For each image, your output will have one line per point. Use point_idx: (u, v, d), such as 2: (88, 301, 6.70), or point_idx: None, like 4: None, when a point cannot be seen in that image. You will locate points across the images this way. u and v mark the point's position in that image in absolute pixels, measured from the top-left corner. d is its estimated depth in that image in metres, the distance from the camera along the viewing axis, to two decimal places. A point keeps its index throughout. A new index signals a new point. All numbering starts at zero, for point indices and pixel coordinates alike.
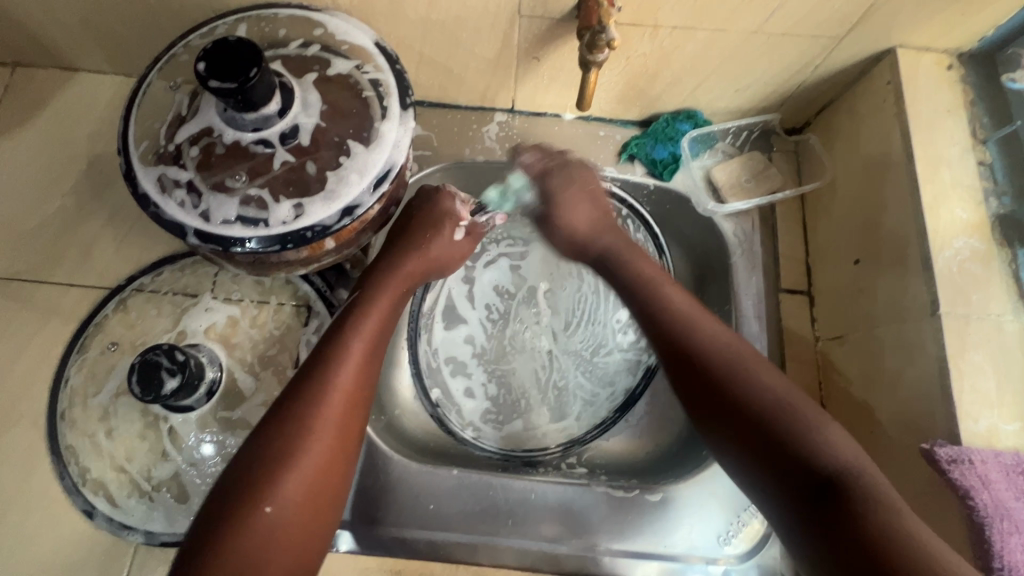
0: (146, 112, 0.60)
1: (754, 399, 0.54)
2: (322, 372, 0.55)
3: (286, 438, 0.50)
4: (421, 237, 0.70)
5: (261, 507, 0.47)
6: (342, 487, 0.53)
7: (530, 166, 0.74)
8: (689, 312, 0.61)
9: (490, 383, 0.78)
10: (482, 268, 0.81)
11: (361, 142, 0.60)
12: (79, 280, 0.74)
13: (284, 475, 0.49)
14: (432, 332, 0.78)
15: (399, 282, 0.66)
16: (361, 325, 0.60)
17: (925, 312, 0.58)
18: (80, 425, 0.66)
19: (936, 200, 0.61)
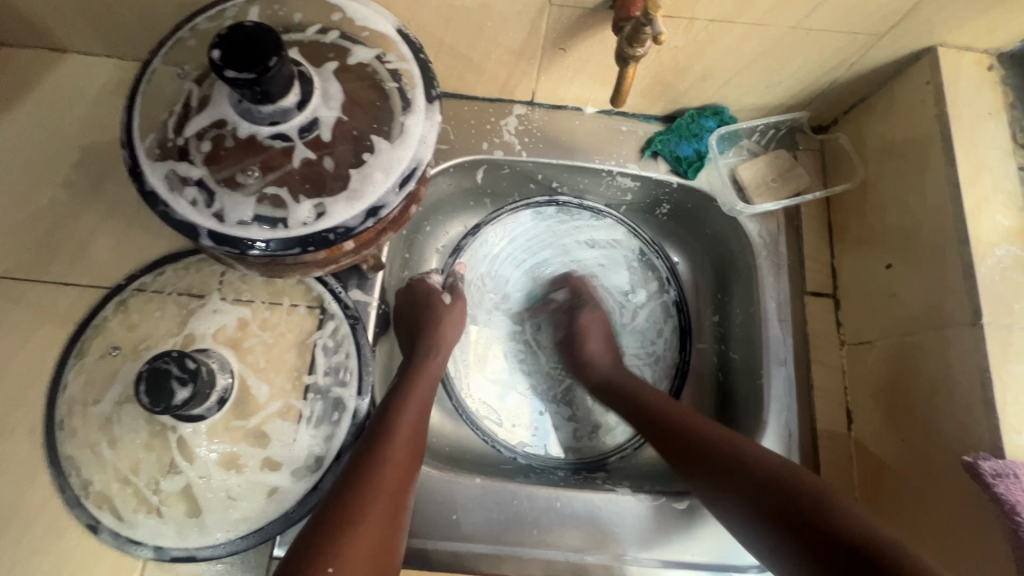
0: (150, 102, 0.56)
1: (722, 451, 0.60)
2: (374, 444, 0.58)
3: (347, 507, 0.53)
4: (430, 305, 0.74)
5: (325, 566, 0.49)
6: (396, 554, 0.54)
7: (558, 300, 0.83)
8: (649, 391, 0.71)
9: (558, 408, 0.81)
10: (484, 328, 0.83)
11: (385, 138, 0.56)
12: (75, 278, 0.69)
13: (342, 539, 0.51)
14: (483, 411, 0.79)
15: (434, 356, 0.70)
16: (408, 400, 0.63)
17: (965, 321, 0.57)
18: (81, 434, 0.62)
19: (978, 206, 0.59)
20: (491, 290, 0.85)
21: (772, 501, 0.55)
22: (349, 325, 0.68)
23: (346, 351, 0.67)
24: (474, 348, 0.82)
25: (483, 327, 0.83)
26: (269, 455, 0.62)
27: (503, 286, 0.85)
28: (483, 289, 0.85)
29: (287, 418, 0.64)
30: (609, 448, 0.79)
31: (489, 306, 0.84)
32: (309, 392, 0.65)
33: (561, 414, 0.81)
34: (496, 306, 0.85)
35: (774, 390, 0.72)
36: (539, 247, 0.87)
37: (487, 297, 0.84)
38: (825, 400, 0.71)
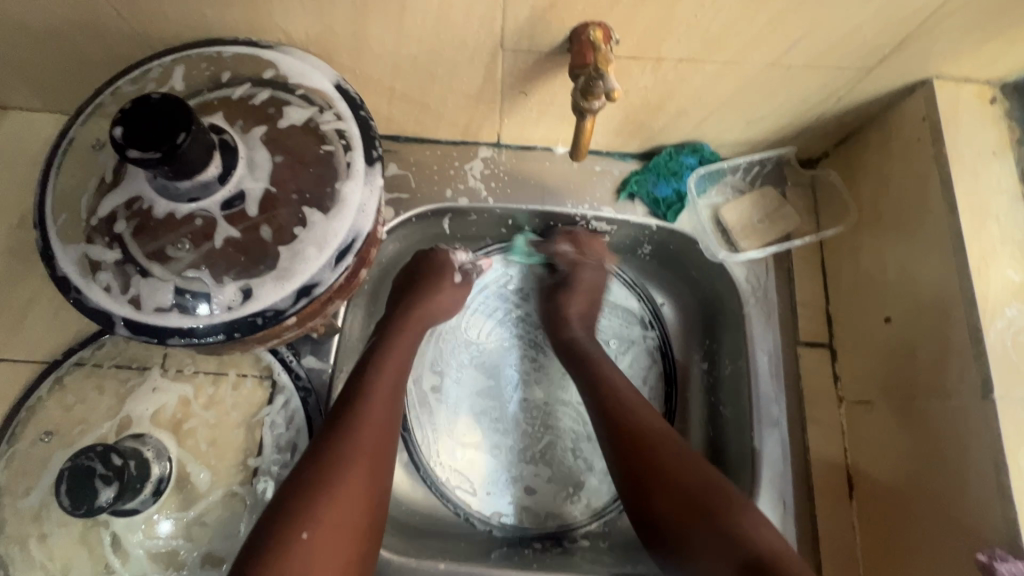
0: (66, 177, 0.51)
1: (676, 491, 0.56)
2: (348, 403, 0.56)
3: (324, 460, 0.51)
4: (434, 276, 0.70)
5: (298, 531, 0.47)
6: (380, 515, 0.53)
7: (564, 257, 0.75)
8: (628, 396, 0.64)
9: (535, 468, 0.75)
10: (457, 385, 0.77)
11: (321, 207, 0.51)
12: (11, 354, 0.65)
13: (321, 500, 0.49)
14: (455, 480, 0.73)
15: (418, 321, 0.67)
16: (390, 354, 0.61)
17: (974, 393, 0.50)
18: (10, 530, 0.58)
19: (984, 259, 0.53)
20: (456, 346, 0.78)
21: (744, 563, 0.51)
22: (300, 398, 0.64)
23: (297, 428, 0.62)
24: (440, 415, 0.75)
25: (449, 391, 0.76)
26: (210, 550, 0.57)
27: (478, 334, 0.78)
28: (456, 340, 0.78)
29: (231, 506, 0.59)
30: (590, 513, 0.73)
31: (463, 360, 0.78)
32: (256, 476, 0.60)
33: (539, 474, 0.74)
34: (461, 365, 0.77)
35: (767, 456, 0.65)
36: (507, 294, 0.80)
37: (460, 348, 0.78)
38: (822, 466, 0.65)
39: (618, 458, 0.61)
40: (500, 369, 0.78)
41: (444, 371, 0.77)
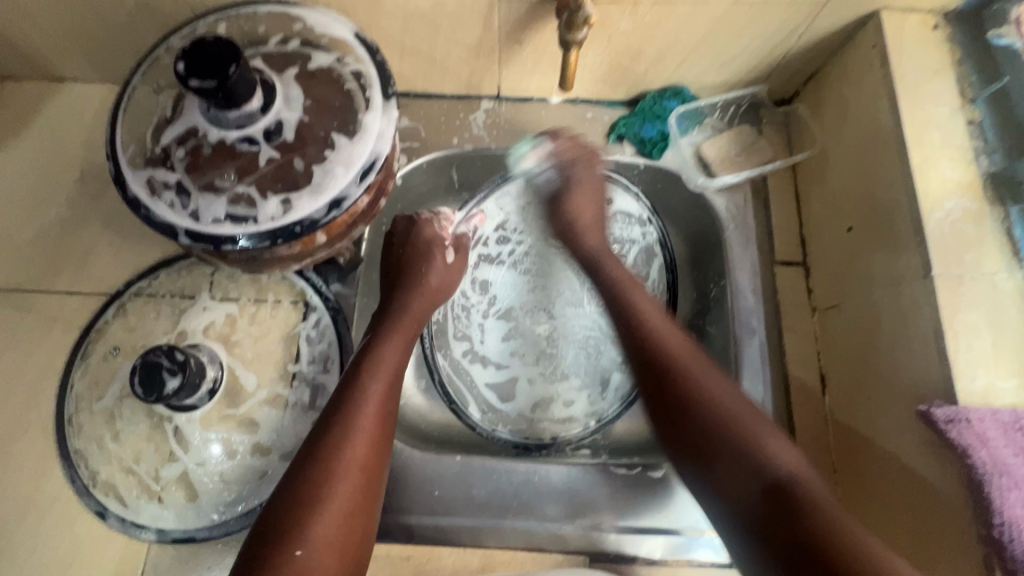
0: (132, 117, 0.61)
1: (704, 416, 0.55)
2: (339, 415, 0.56)
3: (315, 477, 0.52)
4: (414, 273, 0.71)
5: (293, 550, 0.48)
6: (370, 524, 0.54)
7: (557, 154, 0.79)
8: (656, 322, 0.64)
9: (563, 382, 0.80)
10: (482, 338, 0.81)
11: (346, 135, 0.60)
12: (78, 288, 0.75)
13: (310, 517, 0.50)
14: (498, 417, 0.78)
15: (412, 320, 0.68)
16: (377, 366, 0.61)
17: (918, 276, 0.58)
18: (87, 429, 0.67)
19: (926, 161, 0.60)
20: (473, 297, 0.83)
21: (770, 493, 0.49)
22: (331, 317, 0.72)
23: (328, 340, 0.71)
24: (475, 362, 0.80)
25: (477, 338, 0.81)
26: (258, 440, 0.67)
27: (487, 285, 0.83)
28: (467, 299, 0.82)
29: (275, 405, 0.68)
30: (619, 400, 0.79)
31: (480, 312, 0.82)
32: (295, 379, 0.69)
33: (569, 385, 0.80)
34: (483, 314, 0.82)
35: (747, 359, 0.73)
36: (507, 239, 0.85)
37: (476, 301, 0.83)
38: (797, 366, 0.72)
39: (649, 386, 0.60)
40: (517, 312, 0.82)
41: (462, 324, 0.81)
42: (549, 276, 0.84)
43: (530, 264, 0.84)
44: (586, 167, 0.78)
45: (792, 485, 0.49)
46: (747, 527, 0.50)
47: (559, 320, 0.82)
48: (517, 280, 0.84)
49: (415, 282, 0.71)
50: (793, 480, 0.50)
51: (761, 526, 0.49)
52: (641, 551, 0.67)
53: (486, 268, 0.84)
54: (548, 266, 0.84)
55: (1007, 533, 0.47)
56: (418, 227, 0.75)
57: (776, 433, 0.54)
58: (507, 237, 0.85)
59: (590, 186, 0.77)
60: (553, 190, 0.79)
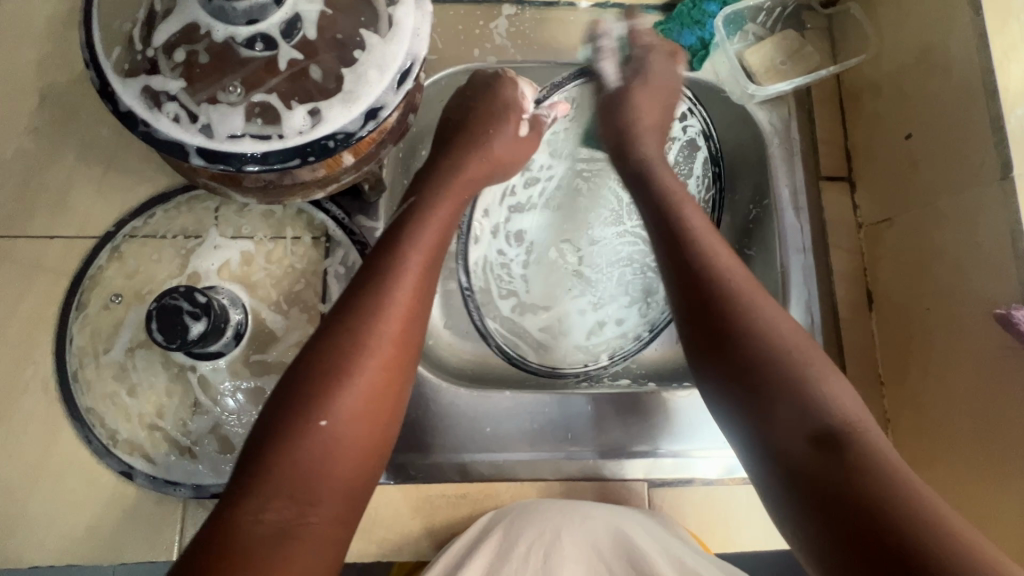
0: (110, 14, 0.50)
1: (765, 359, 0.49)
2: (373, 281, 0.51)
3: (346, 345, 0.48)
4: (482, 133, 0.66)
5: (316, 419, 0.45)
6: (398, 407, 0.50)
7: (611, 70, 0.72)
8: (707, 249, 0.56)
9: (611, 303, 0.77)
10: (525, 285, 0.76)
11: (375, 33, 0.51)
12: (60, 231, 0.65)
13: (337, 388, 0.46)
14: (558, 358, 0.75)
15: (452, 198, 0.60)
16: (416, 241, 0.55)
17: (995, 178, 0.55)
18: (97, 385, 0.61)
19: (1006, 55, 0.56)
20: (509, 248, 0.77)
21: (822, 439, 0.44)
22: (358, 251, 0.66)
23: (358, 277, 0.65)
24: (525, 313, 0.76)
25: (522, 288, 0.76)
26: None
27: (518, 232, 0.77)
28: (500, 249, 0.76)
29: None
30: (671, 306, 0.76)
31: (515, 261, 0.77)
32: None
33: (617, 304, 0.77)
34: (523, 263, 0.77)
35: (794, 278, 0.71)
36: (534, 180, 0.78)
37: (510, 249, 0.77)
38: (845, 283, 0.71)
39: (698, 315, 0.53)
40: (553, 251, 0.77)
41: (501, 276, 0.76)
42: (578, 207, 0.78)
43: (555, 198, 0.78)
44: (664, 65, 0.72)
45: (844, 436, 0.44)
46: (783, 469, 0.45)
47: (600, 243, 0.77)
48: (548, 218, 0.78)
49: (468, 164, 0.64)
50: (844, 429, 0.45)
51: (801, 479, 0.44)
52: (699, 473, 0.66)
53: (513, 215, 0.77)
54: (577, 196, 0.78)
55: None
56: (498, 88, 0.68)
57: (833, 376, 0.48)
58: (535, 177, 0.78)
59: (656, 95, 0.71)
60: (619, 88, 0.72)
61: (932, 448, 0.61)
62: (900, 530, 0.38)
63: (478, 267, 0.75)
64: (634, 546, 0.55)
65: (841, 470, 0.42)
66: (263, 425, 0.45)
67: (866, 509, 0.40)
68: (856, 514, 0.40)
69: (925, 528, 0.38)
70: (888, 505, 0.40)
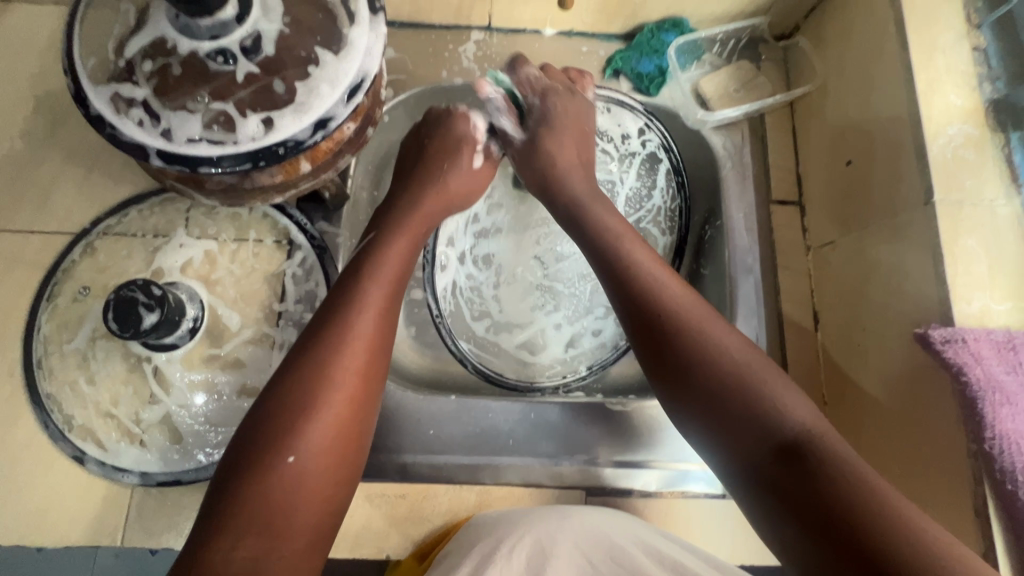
0: (91, 28, 0.55)
1: (712, 378, 0.49)
2: (338, 312, 0.52)
3: (310, 381, 0.48)
4: (435, 172, 0.68)
5: (285, 455, 0.45)
6: (366, 433, 0.51)
7: (529, 80, 0.71)
8: (655, 273, 0.56)
9: (587, 315, 0.79)
10: (499, 304, 0.79)
11: (330, 51, 0.55)
12: (40, 226, 0.69)
13: (306, 422, 0.47)
14: (536, 372, 0.77)
15: (418, 221, 0.64)
16: (378, 271, 0.56)
17: (919, 203, 0.57)
18: (59, 372, 0.64)
19: (931, 87, 0.59)
20: (478, 273, 0.79)
21: (788, 455, 0.45)
22: (316, 255, 0.69)
23: (316, 280, 0.68)
24: (500, 332, 0.78)
25: (496, 309, 0.78)
26: (244, 382, 0.65)
27: (486, 256, 0.79)
28: (471, 273, 0.79)
29: (261, 345, 0.66)
30: None
31: (485, 283, 0.79)
32: (281, 319, 0.67)
33: (594, 315, 0.79)
34: (495, 286, 0.79)
35: (742, 297, 0.72)
36: (498, 208, 0.80)
37: (477, 273, 0.79)
38: (791, 303, 0.72)
39: (647, 352, 0.53)
40: (525, 271, 0.79)
41: (472, 297, 0.78)
42: (547, 224, 0.80)
43: (523, 220, 0.80)
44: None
45: (809, 448, 0.45)
46: (757, 488, 0.46)
47: (570, 258, 0.80)
48: (516, 238, 0.80)
49: (428, 195, 0.66)
50: (808, 440, 0.45)
51: (767, 487, 0.45)
52: (637, 484, 0.67)
53: (479, 241, 0.79)
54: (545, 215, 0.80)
55: (997, 446, 0.48)
56: (452, 124, 0.70)
57: (788, 388, 0.49)
58: (495, 204, 0.80)
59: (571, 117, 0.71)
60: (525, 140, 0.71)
61: None
62: (877, 549, 0.38)
63: (448, 293, 0.77)
64: (617, 548, 0.56)
65: (805, 475, 0.43)
66: (232, 467, 0.45)
67: (844, 526, 0.40)
68: (841, 538, 0.40)
69: (911, 541, 0.38)
70: (871, 529, 0.39)
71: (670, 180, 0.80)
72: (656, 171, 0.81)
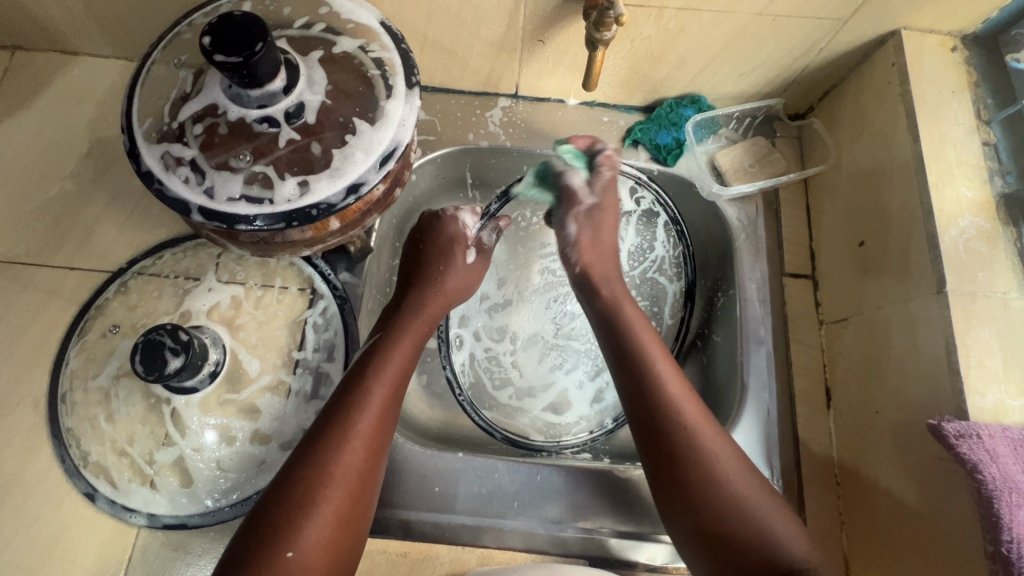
0: (149, 91, 0.59)
1: (716, 515, 0.53)
2: (342, 411, 0.55)
3: (309, 478, 0.51)
4: (433, 272, 0.71)
5: (282, 551, 0.47)
6: (360, 531, 0.53)
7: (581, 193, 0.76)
8: (673, 387, 0.60)
9: (608, 368, 0.80)
10: (519, 371, 0.79)
11: (366, 121, 0.59)
12: (79, 263, 0.73)
13: (305, 518, 0.49)
14: (563, 432, 0.77)
15: (423, 321, 0.67)
16: (383, 369, 0.59)
17: (931, 291, 0.58)
18: (80, 408, 0.65)
19: (942, 179, 0.61)
20: (495, 344, 0.80)
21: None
22: (338, 305, 0.72)
23: (335, 329, 0.71)
24: (524, 398, 0.79)
25: (517, 375, 0.79)
26: (259, 428, 0.66)
27: (500, 327, 0.81)
28: (491, 344, 0.80)
29: (277, 392, 0.68)
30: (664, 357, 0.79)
31: (502, 352, 0.80)
32: (299, 366, 0.69)
33: None
34: (513, 353, 0.80)
35: (753, 369, 0.71)
36: (507, 281, 0.82)
37: (492, 344, 0.80)
38: (804, 378, 0.71)
39: (656, 461, 0.57)
40: (541, 335, 0.81)
41: (489, 368, 0.79)
42: (556, 285, 0.82)
43: (532, 286, 0.82)
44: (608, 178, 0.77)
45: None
46: None
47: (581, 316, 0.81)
48: (528, 303, 0.81)
49: (430, 292, 0.70)
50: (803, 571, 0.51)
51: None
52: (643, 557, 0.66)
53: (489, 314, 0.81)
54: (553, 277, 0.82)
55: (1015, 550, 0.47)
56: (443, 226, 0.74)
57: (787, 516, 0.54)
58: (505, 278, 0.82)
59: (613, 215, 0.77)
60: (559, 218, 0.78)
61: (880, 559, 0.61)
62: None
63: (466, 367, 0.79)
64: None
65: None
66: (236, 558, 0.48)
67: None
68: None
69: None
70: None
71: (670, 230, 0.83)
72: (655, 225, 0.83)
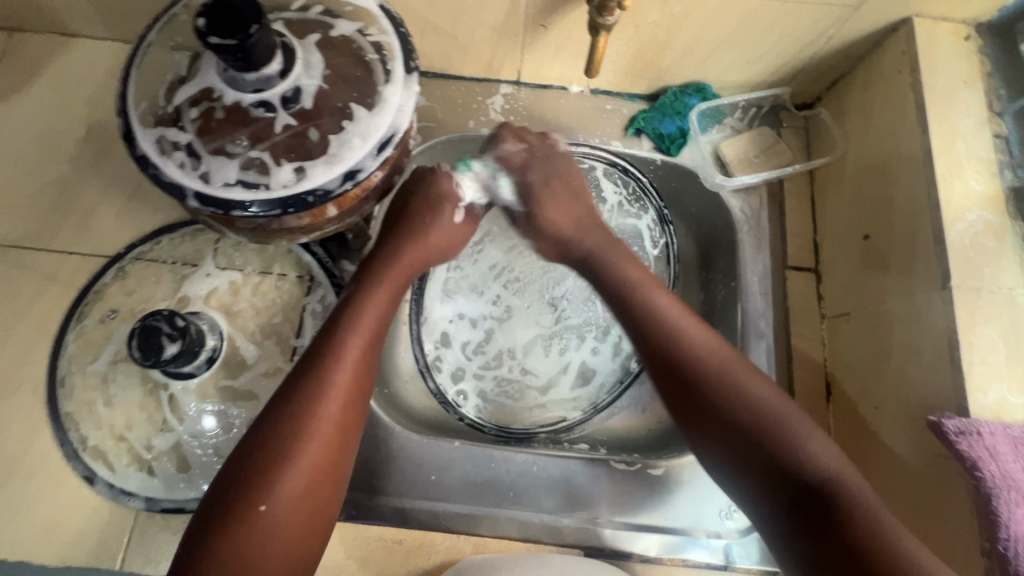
0: (145, 74, 0.58)
1: (744, 419, 0.54)
2: (315, 363, 0.55)
3: (285, 434, 0.51)
4: (417, 223, 0.69)
5: (256, 506, 0.48)
6: (339, 481, 0.53)
7: (510, 155, 0.71)
8: (678, 317, 0.61)
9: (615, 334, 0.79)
10: (526, 366, 0.78)
11: (364, 106, 0.58)
12: (76, 248, 0.73)
13: (279, 476, 0.49)
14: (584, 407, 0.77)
15: (400, 270, 0.65)
16: (357, 320, 0.58)
17: (936, 287, 0.58)
18: (79, 391, 0.66)
19: (951, 172, 0.60)
20: (487, 359, 0.78)
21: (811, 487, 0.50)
22: (335, 293, 0.71)
23: None
24: (537, 388, 0.78)
25: (522, 371, 0.78)
26: (255, 416, 0.66)
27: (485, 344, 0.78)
28: (485, 360, 0.78)
29: (274, 379, 0.68)
30: None
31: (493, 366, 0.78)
32: (296, 354, 0.69)
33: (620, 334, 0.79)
34: (512, 354, 0.78)
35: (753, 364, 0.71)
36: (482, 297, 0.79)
37: (480, 361, 0.78)
38: (805, 372, 0.71)
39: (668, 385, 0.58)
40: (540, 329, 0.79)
41: (482, 386, 0.77)
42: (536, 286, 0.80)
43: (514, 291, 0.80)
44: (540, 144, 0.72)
45: (828, 486, 0.49)
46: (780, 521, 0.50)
47: (573, 299, 0.80)
48: (511, 310, 0.79)
49: (411, 243, 0.68)
50: (827, 480, 0.50)
51: (787, 525, 0.50)
52: (637, 547, 0.66)
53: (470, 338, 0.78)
54: (533, 275, 0.80)
55: (1011, 547, 0.47)
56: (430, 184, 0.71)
57: (814, 431, 0.53)
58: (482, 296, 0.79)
59: (559, 185, 0.71)
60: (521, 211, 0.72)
61: None
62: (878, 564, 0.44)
63: (463, 391, 0.76)
64: None
65: (821, 513, 0.48)
66: (208, 514, 0.48)
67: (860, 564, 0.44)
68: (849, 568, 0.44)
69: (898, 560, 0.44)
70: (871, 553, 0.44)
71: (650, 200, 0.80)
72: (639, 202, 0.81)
